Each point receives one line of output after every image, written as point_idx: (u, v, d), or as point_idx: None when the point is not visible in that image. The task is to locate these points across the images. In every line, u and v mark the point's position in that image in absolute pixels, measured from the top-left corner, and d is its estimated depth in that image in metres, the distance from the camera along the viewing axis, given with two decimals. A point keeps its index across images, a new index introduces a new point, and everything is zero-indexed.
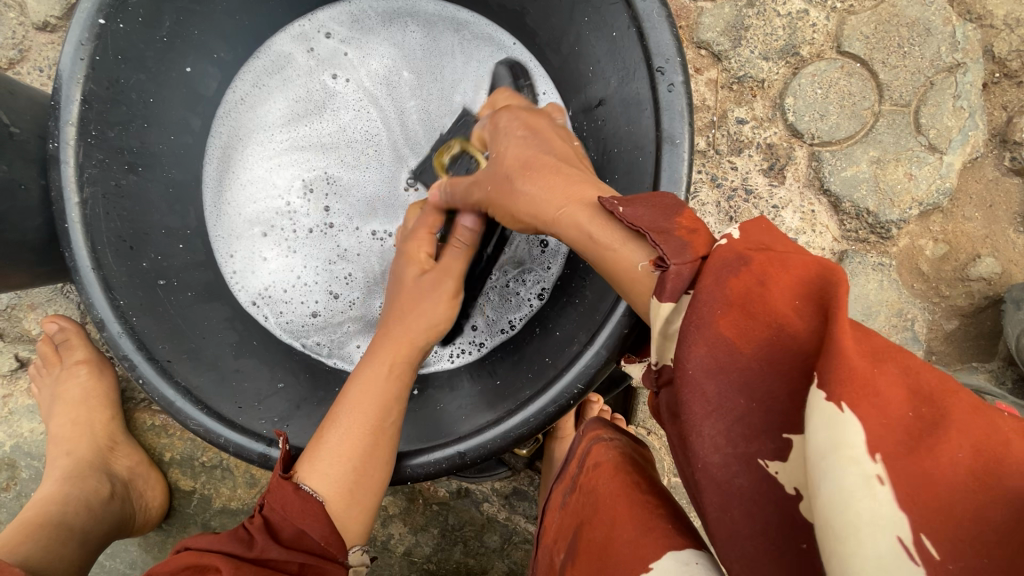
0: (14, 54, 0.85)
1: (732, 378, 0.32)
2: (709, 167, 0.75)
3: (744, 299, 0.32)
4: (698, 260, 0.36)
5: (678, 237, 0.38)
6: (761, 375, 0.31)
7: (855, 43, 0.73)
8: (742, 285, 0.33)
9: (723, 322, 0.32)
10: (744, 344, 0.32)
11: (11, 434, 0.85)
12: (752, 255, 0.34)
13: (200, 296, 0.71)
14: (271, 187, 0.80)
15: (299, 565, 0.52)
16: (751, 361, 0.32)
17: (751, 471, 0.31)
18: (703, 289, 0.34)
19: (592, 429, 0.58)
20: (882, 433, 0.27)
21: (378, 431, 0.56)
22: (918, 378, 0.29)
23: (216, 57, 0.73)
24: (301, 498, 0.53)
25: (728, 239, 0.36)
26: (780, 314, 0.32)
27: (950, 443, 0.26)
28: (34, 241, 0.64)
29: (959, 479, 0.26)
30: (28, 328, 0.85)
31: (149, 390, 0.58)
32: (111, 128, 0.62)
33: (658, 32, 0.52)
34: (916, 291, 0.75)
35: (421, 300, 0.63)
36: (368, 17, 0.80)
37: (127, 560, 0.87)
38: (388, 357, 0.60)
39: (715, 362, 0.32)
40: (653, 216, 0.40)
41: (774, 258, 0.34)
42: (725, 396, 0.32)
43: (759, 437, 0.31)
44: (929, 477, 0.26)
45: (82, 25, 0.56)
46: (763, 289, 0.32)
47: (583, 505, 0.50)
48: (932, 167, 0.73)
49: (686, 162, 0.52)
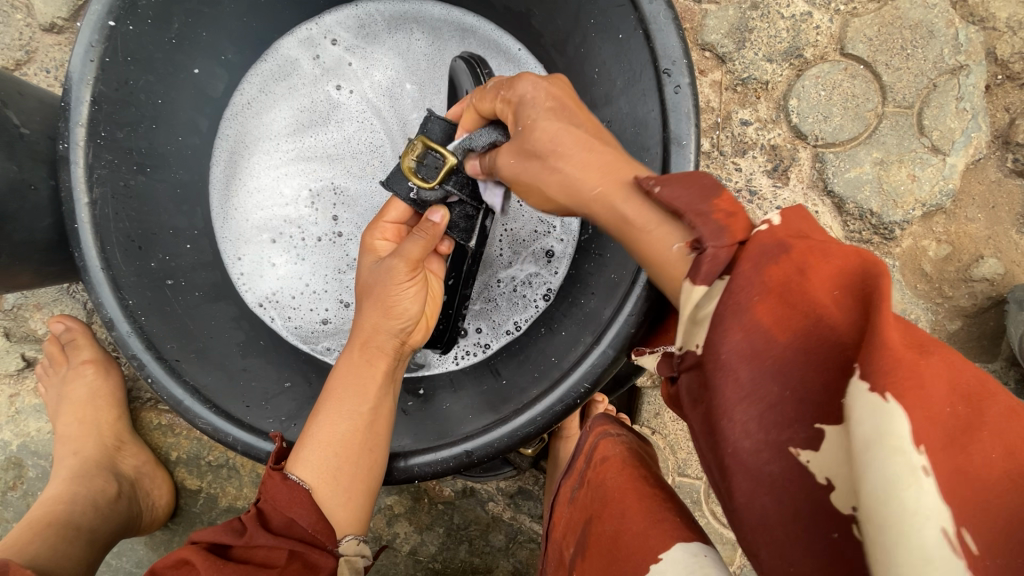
0: (22, 55, 0.85)
1: (766, 365, 0.32)
2: (713, 168, 0.76)
3: (783, 286, 0.33)
4: (735, 244, 0.36)
5: (717, 219, 0.37)
6: (797, 361, 0.31)
7: (859, 45, 0.73)
8: (782, 273, 0.33)
9: (761, 307, 0.33)
10: (782, 330, 0.32)
11: (18, 434, 0.86)
12: (793, 244, 0.34)
13: (208, 296, 0.72)
14: (278, 196, 0.81)
15: (288, 552, 0.51)
16: (788, 348, 0.32)
17: (783, 458, 0.31)
18: (740, 273, 0.34)
19: (598, 424, 0.58)
20: (925, 425, 0.27)
21: (359, 418, 0.56)
22: (960, 374, 0.29)
23: (224, 57, 0.74)
24: (288, 487, 0.53)
25: (769, 224, 0.36)
26: (820, 302, 0.32)
27: (984, 444, 0.28)
28: (43, 241, 0.64)
29: (994, 480, 0.27)
30: (34, 328, 0.85)
31: (159, 389, 0.58)
32: (121, 129, 0.62)
33: (665, 34, 0.52)
34: (919, 292, 0.76)
35: (396, 296, 0.59)
36: (374, 22, 0.80)
37: (133, 559, 0.87)
38: (360, 347, 0.60)
39: (749, 348, 0.32)
40: (691, 197, 0.39)
41: (817, 248, 0.33)
42: (759, 382, 0.32)
43: (792, 425, 0.31)
44: (964, 473, 0.27)
45: (93, 27, 0.57)
46: (803, 277, 0.32)
47: (591, 497, 0.51)
48: (935, 168, 0.73)
49: (693, 163, 0.52)
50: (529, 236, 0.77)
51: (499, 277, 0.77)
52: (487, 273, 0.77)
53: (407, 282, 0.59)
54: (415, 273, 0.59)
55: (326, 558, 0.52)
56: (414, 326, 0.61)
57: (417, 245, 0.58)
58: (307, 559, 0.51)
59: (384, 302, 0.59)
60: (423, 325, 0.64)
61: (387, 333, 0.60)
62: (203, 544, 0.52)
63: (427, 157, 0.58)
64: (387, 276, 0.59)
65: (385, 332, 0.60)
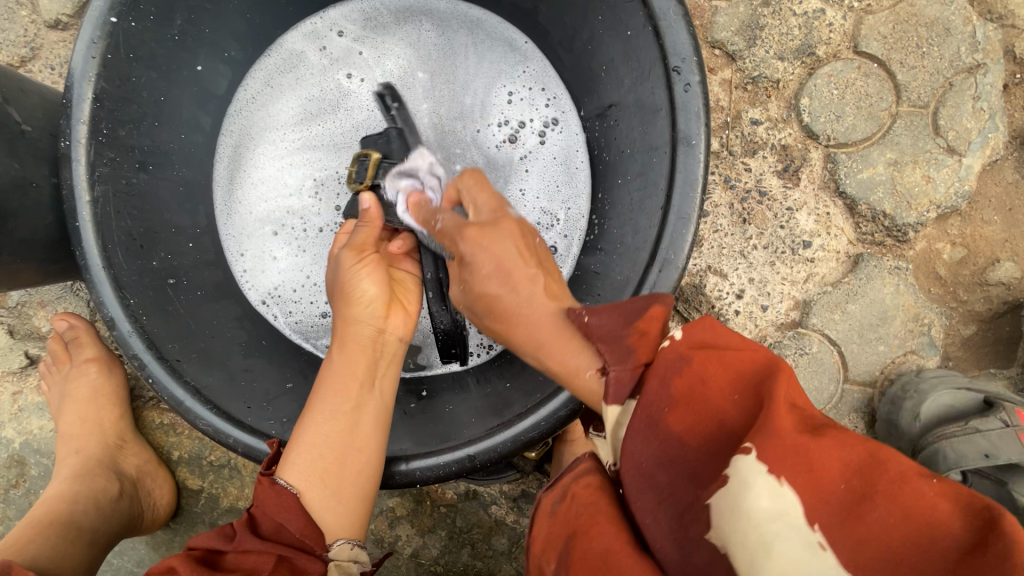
0: (26, 52, 0.85)
1: (678, 468, 0.36)
2: (722, 168, 0.74)
3: (686, 396, 0.37)
4: (640, 366, 0.40)
5: (627, 342, 0.42)
6: (703, 463, 0.36)
7: (873, 43, 0.72)
8: (686, 383, 0.37)
9: (672, 418, 0.37)
10: (690, 437, 0.36)
11: (21, 431, 0.85)
12: (692, 355, 0.38)
13: (210, 295, 0.71)
14: (283, 186, 0.80)
15: (275, 557, 0.50)
16: (697, 452, 0.36)
17: (705, 551, 0.34)
18: (650, 388, 0.38)
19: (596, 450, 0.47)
20: (817, 508, 0.32)
21: (342, 418, 0.56)
22: (851, 451, 0.33)
23: (226, 54, 0.73)
24: (276, 492, 0.52)
25: (670, 338, 0.40)
26: (719, 406, 0.36)
27: (878, 511, 0.31)
28: (45, 240, 0.63)
29: (897, 544, 0.30)
30: (38, 326, 0.85)
31: (159, 390, 0.57)
32: (122, 127, 0.62)
33: (675, 31, 0.51)
34: (933, 295, 0.74)
35: (350, 285, 0.61)
36: (382, 15, 0.79)
37: (134, 558, 0.87)
38: (338, 343, 0.61)
39: (662, 455, 0.37)
40: (614, 323, 0.43)
41: (711, 355, 0.38)
42: (674, 484, 0.36)
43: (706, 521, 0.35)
44: (865, 543, 0.30)
45: (94, 23, 0.56)
46: (705, 386, 0.37)
47: (578, 514, 0.41)
48: (950, 169, 0.72)
49: (703, 163, 0.51)
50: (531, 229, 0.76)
51: None
52: None
53: (358, 266, 0.61)
54: (364, 258, 0.62)
55: (315, 564, 0.51)
56: (382, 311, 0.61)
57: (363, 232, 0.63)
58: (296, 565, 0.50)
59: (344, 291, 0.61)
60: (401, 313, 0.64)
61: (357, 324, 0.60)
62: (194, 549, 0.52)
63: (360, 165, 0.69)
64: (339, 268, 0.62)
65: (348, 325, 0.60)
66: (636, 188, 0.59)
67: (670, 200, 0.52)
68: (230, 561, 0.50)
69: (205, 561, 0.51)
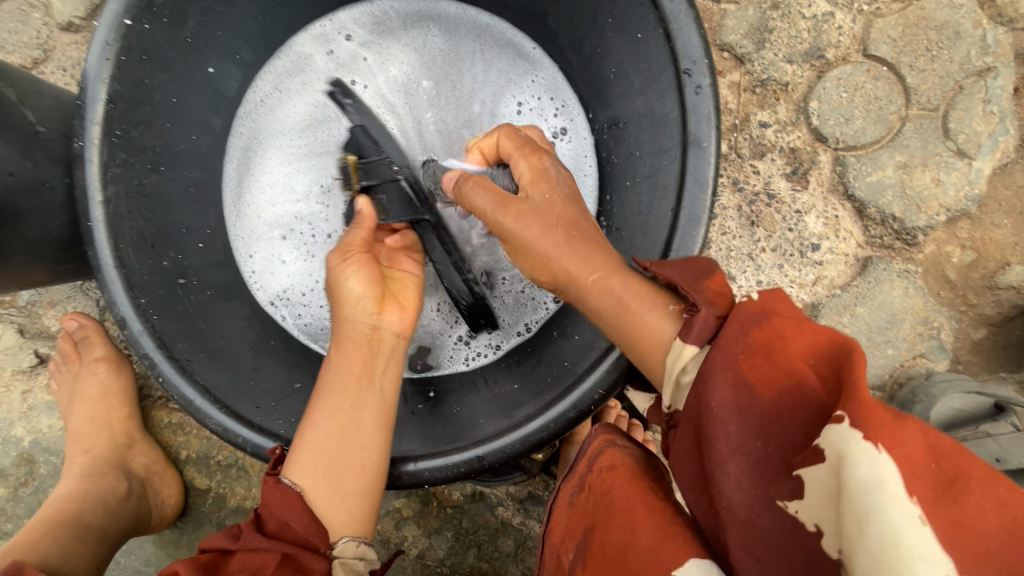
0: (39, 53, 0.86)
1: (749, 420, 0.38)
2: (731, 170, 0.74)
3: (765, 348, 0.38)
4: (722, 314, 0.41)
5: (707, 294, 0.43)
6: (777, 415, 0.37)
7: (882, 46, 0.72)
8: (764, 337, 0.38)
9: (748, 367, 0.38)
10: (766, 388, 0.37)
11: (30, 429, 0.86)
12: (772, 314, 0.39)
13: (219, 295, 0.72)
14: (290, 192, 0.81)
15: (280, 554, 0.50)
16: (771, 408, 0.37)
17: (772, 512, 0.36)
18: (727, 333, 0.39)
19: (602, 430, 0.53)
20: (917, 479, 0.31)
21: (340, 415, 0.57)
22: (945, 436, 0.33)
23: (238, 57, 0.73)
24: (280, 490, 0.53)
25: (749, 297, 0.41)
26: (802, 368, 0.37)
27: (977, 496, 0.31)
28: (57, 239, 0.64)
29: (990, 528, 0.30)
30: (47, 325, 0.86)
31: (169, 389, 0.58)
32: (135, 128, 0.62)
33: (686, 34, 0.51)
34: (943, 298, 0.74)
35: (339, 283, 0.63)
36: (390, 19, 0.80)
37: (142, 557, 0.87)
38: (336, 341, 0.62)
39: (735, 403, 0.38)
40: (687, 276, 0.45)
41: (792, 322, 0.39)
42: (744, 436, 0.37)
43: (777, 479, 0.36)
44: (961, 521, 0.30)
45: (109, 25, 0.56)
46: (784, 342, 0.38)
47: (594, 505, 0.47)
48: (960, 173, 0.71)
49: (713, 165, 0.51)
50: None
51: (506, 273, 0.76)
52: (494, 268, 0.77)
53: (342, 263, 0.64)
54: (345, 256, 0.64)
55: (319, 561, 0.51)
56: (374, 307, 0.62)
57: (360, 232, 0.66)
58: (300, 563, 0.50)
59: (336, 292, 0.63)
60: (395, 308, 0.64)
61: (352, 321, 0.62)
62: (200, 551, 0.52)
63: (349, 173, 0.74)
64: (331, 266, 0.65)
65: (345, 324, 0.62)
66: (645, 190, 0.60)
67: (680, 202, 0.52)
68: (234, 561, 0.50)
69: (212, 563, 0.50)
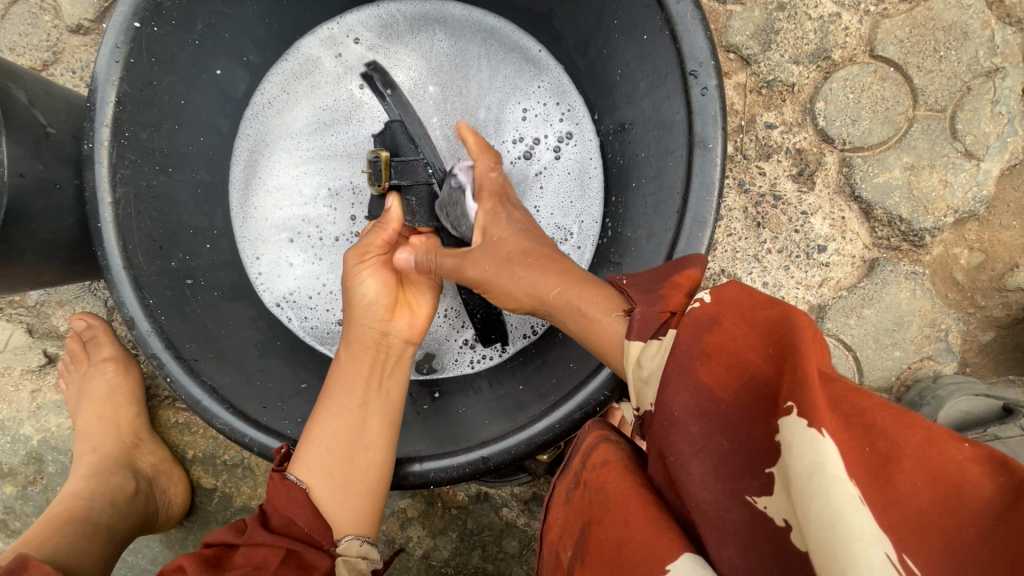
0: (49, 56, 0.87)
1: (711, 420, 0.36)
2: (737, 171, 0.74)
3: (718, 350, 0.37)
4: (666, 312, 0.42)
5: (658, 293, 0.44)
6: (735, 413, 0.36)
7: (889, 47, 0.72)
8: (716, 339, 0.38)
9: (702, 370, 0.37)
10: (721, 388, 0.36)
11: (39, 428, 0.87)
12: (722, 316, 0.39)
13: (226, 296, 0.72)
14: (297, 195, 0.81)
15: (285, 550, 0.50)
16: (730, 405, 0.36)
17: (741, 507, 0.34)
18: (681, 340, 0.39)
19: (596, 427, 0.52)
20: (855, 463, 0.30)
21: (348, 416, 0.57)
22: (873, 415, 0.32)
23: (245, 59, 0.74)
24: (285, 486, 0.53)
25: (700, 301, 0.40)
26: (751, 360, 0.36)
27: (907, 474, 0.30)
28: (66, 239, 0.64)
29: (924, 506, 0.30)
30: (56, 324, 0.88)
31: (176, 389, 0.58)
32: (144, 129, 0.63)
33: (692, 35, 0.51)
34: (951, 300, 0.74)
35: (356, 285, 0.62)
36: (397, 23, 0.80)
37: (149, 556, 0.87)
38: (348, 343, 0.61)
39: (695, 405, 0.36)
40: (651, 277, 0.47)
41: (742, 317, 0.38)
42: (707, 435, 0.36)
43: (743, 476, 0.34)
44: (896, 501, 0.30)
45: (118, 28, 0.57)
46: (734, 342, 0.37)
47: (590, 501, 0.45)
48: (968, 174, 0.71)
49: (719, 167, 0.51)
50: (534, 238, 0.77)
51: None
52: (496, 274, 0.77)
53: (359, 266, 0.62)
54: (363, 258, 0.62)
55: (323, 558, 0.51)
56: (386, 313, 0.62)
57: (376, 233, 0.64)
58: (304, 559, 0.50)
59: (351, 296, 0.62)
60: (406, 313, 0.64)
61: (361, 324, 0.61)
62: (205, 545, 0.52)
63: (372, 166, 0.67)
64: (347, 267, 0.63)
65: (355, 326, 0.61)
66: (651, 191, 0.60)
67: (686, 204, 0.52)
68: (240, 556, 0.50)
69: (216, 559, 0.50)
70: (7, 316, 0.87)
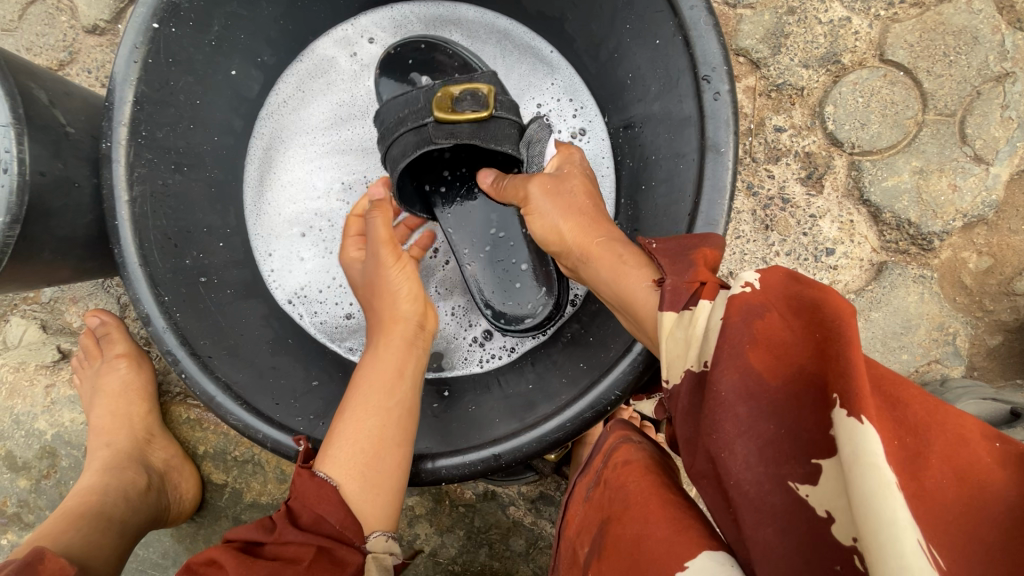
0: (65, 56, 0.88)
1: (760, 405, 0.34)
2: (746, 174, 0.74)
3: (769, 336, 0.35)
4: (696, 282, 0.42)
5: (686, 264, 0.44)
6: (786, 400, 0.34)
7: (899, 52, 0.72)
8: (767, 325, 0.35)
9: (754, 355, 0.35)
10: (772, 374, 0.34)
11: (53, 423, 0.88)
12: (774, 301, 0.36)
13: (239, 294, 0.73)
14: (311, 190, 0.82)
15: (316, 548, 0.51)
16: (779, 392, 0.34)
17: (784, 492, 0.33)
18: (730, 324, 0.36)
19: (618, 427, 0.57)
20: (890, 452, 0.30)
21: (385, 415, 0.58)
22: (908, 411, 0.32)
23: (260, 60, 0.75)
24: (316, 483, 0.54)
25: (750, 286, 0.37)
26: (799, 347, 0.34)
27: (934, 472, 0.31)
28: (84, 237, 0.66)
29: (948, 502, 0.30)
30: (70, 321, 0.89)
31: (192, 385, 0.59)
32: (160, 129, 0.64)
33: (705, 41, 0.52)
34: (959, 304, 0.74)
35: (385, 285, 0.64)
36: (411, 24, 0.81)
37: (159, 550, 0.88)
38: (382, 341, 0.63)
39: (745, 388, 0.34)
40: (683, 247, 0.47)
41: (795, 305, 0.36)
42: (755, 419, 0.34)
43: (789, 461, 0.33)
44: (921, 495, 0.30)
45: (138, 29, 0.58)
46: (785, 330, 0.35)
47: (609, 498, 0.47)
48: (977, 178, 0.71)
49: (731, 170, 0.52)
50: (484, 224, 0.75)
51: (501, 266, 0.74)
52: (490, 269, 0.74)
53: (393, 265, 0.65)
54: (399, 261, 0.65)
55: (354, 555, 0.52)
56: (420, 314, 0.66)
57: (382, 226, 0.65)
58: (335, 555, 0.52)
59: (384, 291, 0.64)
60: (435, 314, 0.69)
61: (404, 322, 0.64)
62: (235, 541, 0.54)
63: (462, 100, 0.65)
64: (376, 265, 0.65)
65: (396, 331, 0.64)
66: (662, 194, 0.60)
67: (698, 206, 0.52)
68: (269, 552, 0.52)
69: (245, 551, 0.53)
70: (21, 312, 0.89)
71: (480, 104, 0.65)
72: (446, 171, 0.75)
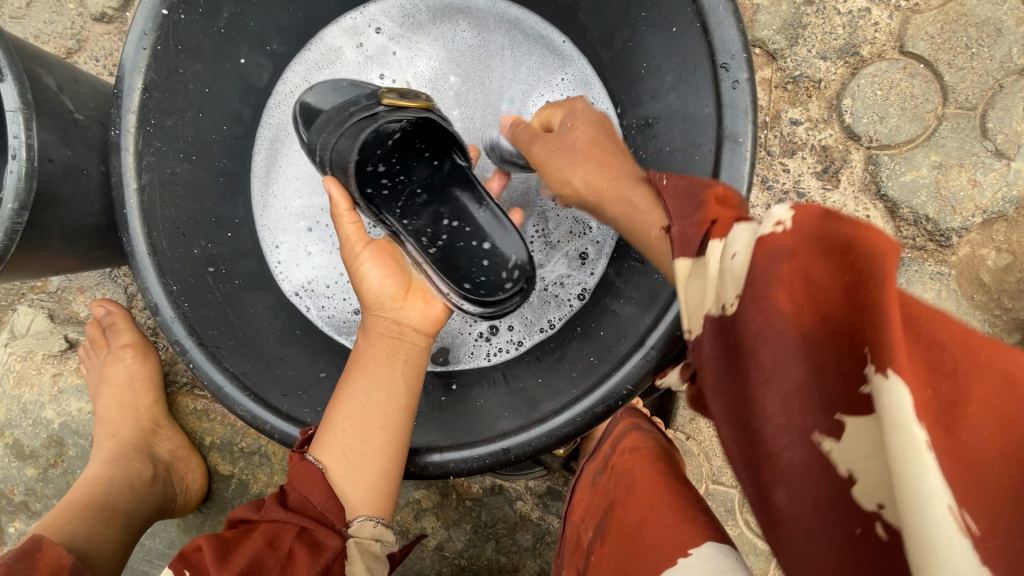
0: (73, 44, 0.87)
1: (786, 350, 0.29)
2: (761, 168, 0.73)
3: (802, 272, 0.29)
4: (704, 224, 0.37)
5: (698, 203, 0.40)
6: (816, 345, 0.28)
7: (920, 43, 0.70)
8: (798, 263, 0.29)
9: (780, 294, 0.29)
10: (800, 316, 0.28)
11: (60, 412, 0.88)
12: (806, 234, 0.30)
13: (247, 284, 0.73)
14: (317, 184, 0.82)
15: (298, 527, 0.53)
16: (808, 335, 0.28)
17: (805, 447, 0.28)
18: (758, 265, 0.31)
19: (627, 415, 0.56)
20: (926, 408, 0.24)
21: (367, 398, 0.58)
22: (946, 356, 0.25)
23: (269, 48, 0.74)
24: (303, 465, 0.55)
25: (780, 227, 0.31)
26: (830, 290, 0.28)
27: (973, 425, 0.24)
28: (92, 225, 0.65)
29: (988, 460, 0.24)
30: (77, 311, 0.89)
31: (199, 375, 0.58)
32: (169, 117, 0.63)
33: (725, 27, 0.50)
34: (976, 302, 0.72)
35: (357, 266, 0.65)
36: (419, 13, 0.80)
37: (166, 540, 0.88)
38: (375, 330, 0.63)
39: (768, 331, 0.29)
40: (693, 188, 0.43)
41: (835, 236, 0.29)
42: (780, 366, 0.29)
43: (816, 414, 0.28)
44: (965, 456, 0.24)
45: (147, 14, 0.57)
46: (814, 269, 0.29)
47: (615, 483, 0.47)
48: (998, 173, 0.70)
49: (749, 162, 0.50)
50: (436, 215, 0.67)
51: (470, 248, 0.66)
52: (457, 257, 0.66)
53: (361, 248, 0.65)
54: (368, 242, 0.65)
55: (333, 537, 0.53)
56: (398, 299, 0.64)
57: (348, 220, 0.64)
58: (314, 538, 0.53)
59: (355, 278, 0.65)
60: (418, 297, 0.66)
61: (379, 315, 0.64)
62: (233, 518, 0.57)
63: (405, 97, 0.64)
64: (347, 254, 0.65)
65: (373, 317, 0.64)
66: None
67: None
68: (257, 530, 0.54)
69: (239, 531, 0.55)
70: (29, 301, 0.89)
71: (423, 97, 0.64)
72: (384, 177, 0.66)
